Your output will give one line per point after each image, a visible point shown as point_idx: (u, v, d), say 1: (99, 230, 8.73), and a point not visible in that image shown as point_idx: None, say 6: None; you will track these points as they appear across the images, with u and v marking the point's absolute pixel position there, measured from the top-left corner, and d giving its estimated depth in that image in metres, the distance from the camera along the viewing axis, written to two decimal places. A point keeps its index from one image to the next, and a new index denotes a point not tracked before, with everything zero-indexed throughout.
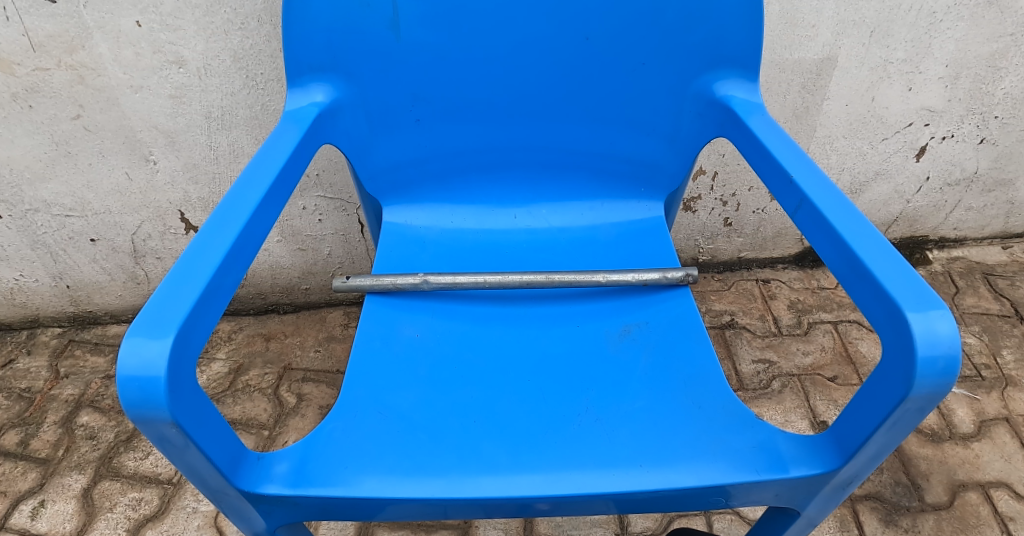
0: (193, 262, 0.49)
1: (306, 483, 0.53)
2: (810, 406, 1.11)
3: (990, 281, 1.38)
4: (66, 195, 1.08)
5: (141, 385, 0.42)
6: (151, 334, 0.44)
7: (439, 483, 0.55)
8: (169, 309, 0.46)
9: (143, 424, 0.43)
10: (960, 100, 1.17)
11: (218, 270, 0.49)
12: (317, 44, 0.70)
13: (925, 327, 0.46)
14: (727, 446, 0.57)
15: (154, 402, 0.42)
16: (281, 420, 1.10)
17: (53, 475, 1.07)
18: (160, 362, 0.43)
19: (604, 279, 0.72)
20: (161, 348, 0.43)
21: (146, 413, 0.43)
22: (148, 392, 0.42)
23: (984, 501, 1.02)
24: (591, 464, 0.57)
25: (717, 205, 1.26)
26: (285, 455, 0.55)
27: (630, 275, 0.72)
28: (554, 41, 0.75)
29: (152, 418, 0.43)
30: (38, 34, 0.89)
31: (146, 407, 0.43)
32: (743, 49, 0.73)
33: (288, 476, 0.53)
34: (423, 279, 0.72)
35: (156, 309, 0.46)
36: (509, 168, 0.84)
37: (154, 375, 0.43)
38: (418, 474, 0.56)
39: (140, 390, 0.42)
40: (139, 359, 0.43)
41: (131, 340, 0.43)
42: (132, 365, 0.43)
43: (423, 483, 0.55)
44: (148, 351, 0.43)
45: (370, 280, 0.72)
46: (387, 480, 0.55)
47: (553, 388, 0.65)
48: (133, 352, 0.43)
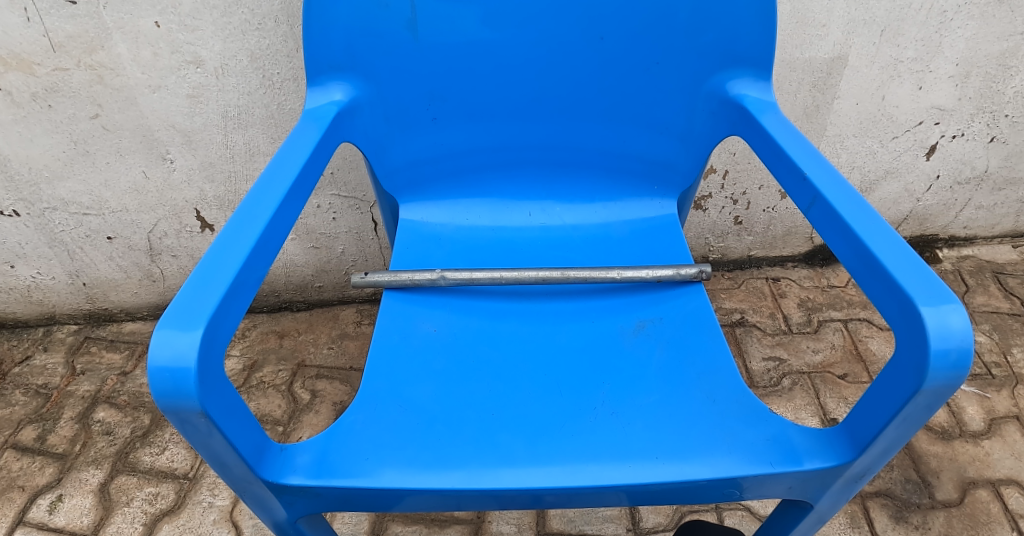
0: (220, 257, 0.50)
1: (328, 474, 0.54)
2: (820, 403, 1.11)
3: (1000, 280, 1.38)
4: (84, 194, 1.10)
5: (172, 375, 0.43)
6: (181, 326, 0.45)
7: (457, 475, 0.56)
8: (197, 302, 0.47)
9: (173, 414, 0.44)
10: (971, 99, 1.18)
11: (244, 265, 0.50)
12: (337, 44, 0.71)
13: (938, 320, 0.46)
14: (741, 439, 0.58)
15: (184, 392, 0.43)
16: (295, 416, 1.11)
17: (71, 470, 1.08)
18: (190, 353, 0.44)
19: (618, 276, 0.73)
20: (190, 340, 0.44)
21: (176, 402, 0.44)
22: (178, 382, 0.43)
23: (994, 498, 1.02)
24: (607, 456, 0.57)
25: (728, 203, 1.26)
26: (307, 447, 0.56)
27: (644, 271, 0.73)
28: (569, 40, 0.76)
29: (182, 408, 0.44)
30: (58, 35, 0.90)
31: (176, 397, 0.44)
32: (756, 48, 0.73)
33: (310, 467, 0.54)
34: (439, 275, 0.73)
35: (186, 302, 0.47)
36: (524, 166, 0.85)
37: (184, 365, 0.44)
38: (437, 466, 0.57)
39: (170, 380, 0.43)
40: (170, 351, 0.44)
41: (163, 332, 0.44)
42: (163, 356, 0.44)
43: (442, 474, 0.56)
44: (179, 342, 0.44)
45: (387, 276, 0.73)
46: (407, 472, 0.56)
47: (568, 382, 0.66)
48: (164, 343, 0.44)
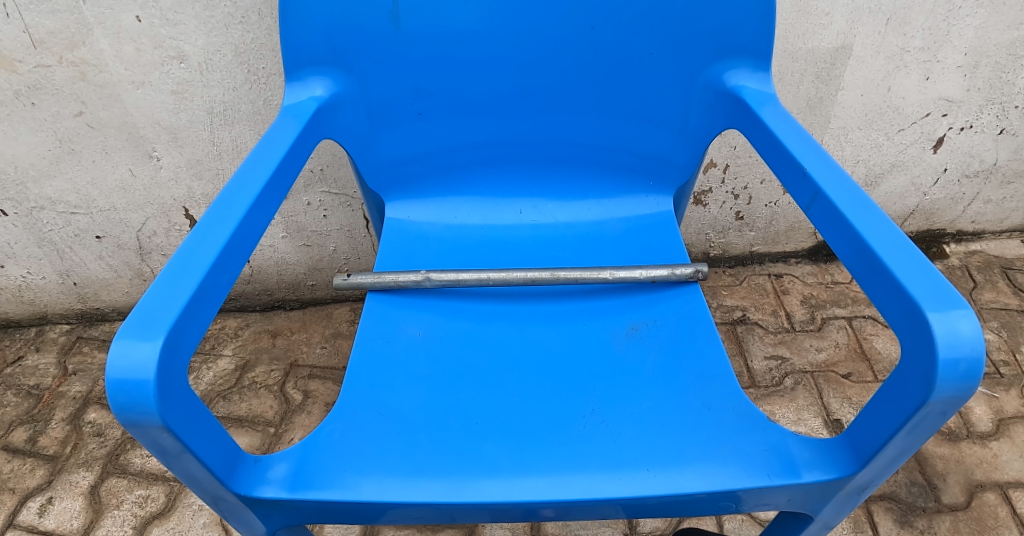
0: (187, 261, 0.48)
1: (304, 486, 0.52)
2: (823, 404, 1.09)
3: (1009, 276, 1.34)
4: (71, 193, 1.08)
5: (129, 389, 0.41)
6: (141, 335, 0.43)
7: (439, 486, 0.54)
8: (160, 309, 0.45)
9: (132, 428, 0.42)
10: (979, 90, 1.14)
11: (211, 269, 0.48)
12: (317, 35, 0.69)
13: (946, 327, 0.44)
14: (737, 449, 0.56)
15: (143, 405, 0.42)
16: (287, 417, 1.09)
17: (61, 472, 1.07)
18: (150, 364, 0.42)
19: (611, 276, 0.71)
20: (151, 350, 0.42)
21: (136, 417, 0.42)
22: (137, 395, 0.41)
23: (1002, 502, 0.99)
24: (596, 466, 0.55)
25: (729, 198, 1.23)
26: (283, 457, 0.55)
27: (637, 271, 0.71)
28: (558, 31, 0.73)
29: (143, 422, 0.42)
30: (38, 31, 0.88)
31: (135, 411, 0.42)
32: (755, 37, 0.70)
33: (286, 479, 0.53)
34: (425, 276, 0.71)
35: (148, 309, 0.45)
36: (515, 162, 0.83)
37: (143, 378, 0.42)
38: (418, 476, 0.55)
39: (130, 394, 0.41)
40: (129, 361, 0.42)
41: (121, 341, 0.42)
42: (121, 367, 0.42)
43: (424, 486, 0.54)
44: (138, 352, 0.42)
45: (372, 277, 0.71)
46: (386, 484, 0.54)
47: (558, 387, 0.64)
48: (123, 353, 0.42)
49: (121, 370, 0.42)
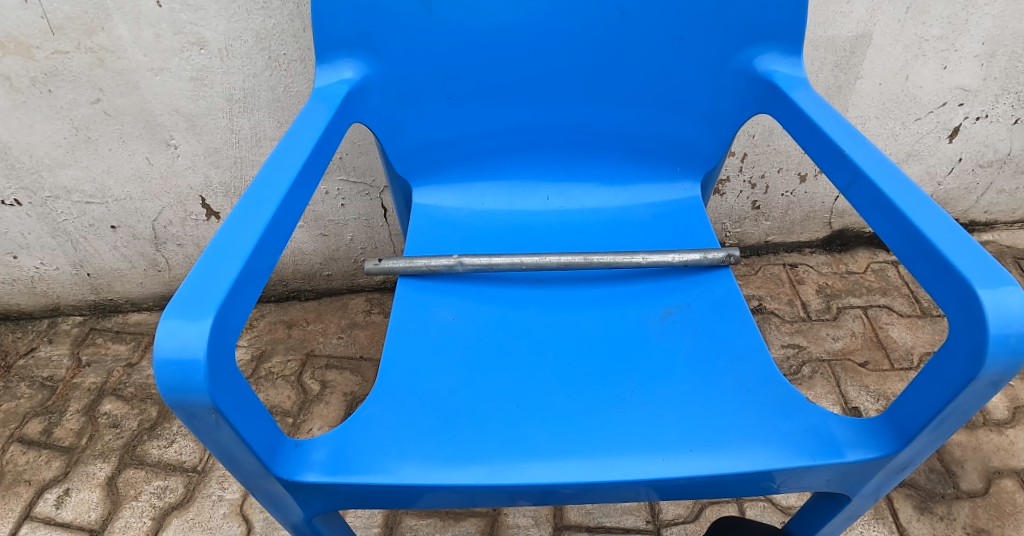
0: (229, 242, 0.48)
1: (345, 470, 0.52)
2: (841, 392, 1.09)
3: (1021, 266, 1.35)
4: (86, 182, 1.07)
5: (178, 369, 0.41)
6: (188, 316, 0.42)
7: (481, 469, 0.54)
8: (206, 289, 0.44)
9: (180, 410, 0.42)
10: (996, 79, 1.14)
11: (254, 250, 0.48)
12: (347, 18, 0.69)
13: (997, 302, 0.44)
14: (778, 431, 0.56)
15: (192, 386, 0.41)
16: (305, 407, 1.09)
17: (78, 463, 1.07)
18: (198, 344, 0.41)
19: (643, 260, 0.71)
20: (198, 330, 0.42)
21: (184, 397, 0.41)
22: (186, 376, 0.41)
23: (1020, 489, 1.00)
24: (638, 449, 0.55)
25: (746, 188, 1.23)
26: (322, 441, 0.54)
27: (669, 256, 0.71)
28: (587, 16, 0.73)
29: (191, 404, 0.42)
30: (56, 16, 0.87)
31: (184, 392, 0.41)
32: (785, 21, 0.71)
33: (326, 463, 0.52)
34: (457, 261, 0.71)
35: (193, 289, 0.44)
36: (540, 148, 0.83)
37: (191, 358, 0.41)
38: (459, 460, 0.54)
39: (178, 374, 0.41)
40: (177, 342, 0.41)
41: (168, 322, 0.42)
42: (168, 348, 0.41)
43: (465, 469, 0.54)
44: (186, 333, 0.42)
45: (403, 262, 0.71)
46: (427, 467, 0.54)
47: (593, 371, 0.63)
48: (170, 334, 0.42)
49: (170, 350, 0.42)
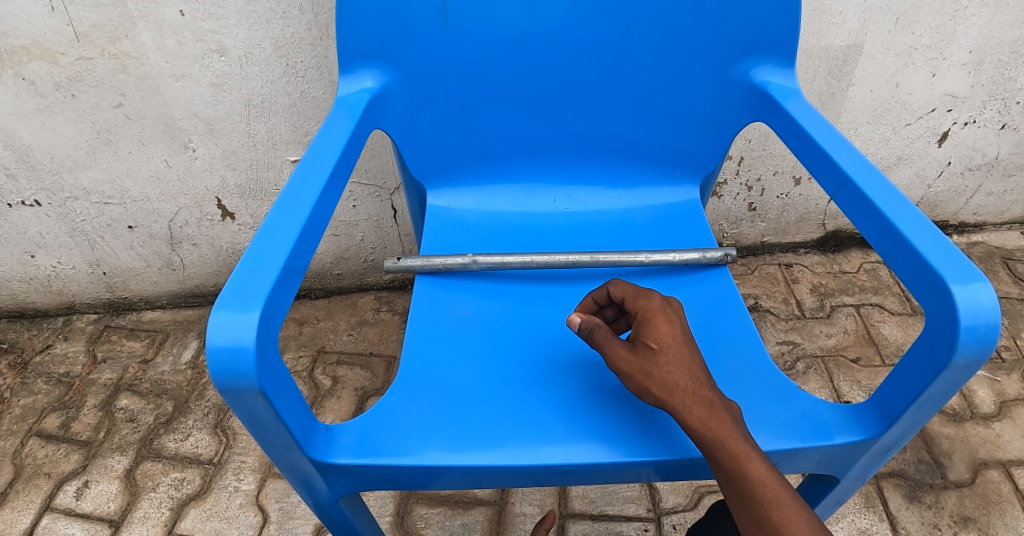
0: (269, 242, 0.53)
1: (373, 453, 0.57)
2: (834, 386, 1.13)
3: (1009, 266, 1.39)
4: (106, 183, 1.10)
5: (229, 357, 0.47)
6: (237, 309, 0.48)
7: (498, 453, 0.58)
8: (251, 285, 0.50)
9: (229, 393, 0.47)
10: (983, 86, 1.19)
11: (293, 249, 0.53)
12: (369, 30, 0.73)
13: (968, 297, 0.49)
14: (773, 416, 0.60)
15: (242, 372, 0.47)
16: (317, 402, 1.12)
17: (96, 456, 1.10)
18: (247, 335, 0.47)
19: (646, 259, 0.75)
20: (246, 322, 0.47)
21: (234, 382, 0.47)
22: (237, 362, 0.47)
23: (1005, 479, 1.04)
24: (642, 433, 0.60)
25: (743, 190, 1.27)
26: (350, 427, 0.59)
27: (670, 255, 0.75)
28: (595, 29, 0.77)
29: (240, 388, 0.47)
30: (83, 24, 0.91)
31: (234, 377, 0.47)
32: (782, 35, 0.75)
33: (354, 446, 0.57)
34: (472, 259, 0.75)
35: (240, 285, 0.50)
36: (549, 152, 0.87)
37: (241, 347, 0.47)
38: (478, 444, 0.59)
39: (229, 361, 0.47)
40: (228, 333, 0.47)
41: (219, 315, 0.47)
42: (221, 338, 0.47)
43: (484, 452, 0.58)
44: (236, 325, 0.47)
45: (420, 260, 0.75)
46: (449, 451, 0.58)
47: (601, 362, 0.68)
48: (222, 326, 0.47)
49: (221, 340, 0.47)
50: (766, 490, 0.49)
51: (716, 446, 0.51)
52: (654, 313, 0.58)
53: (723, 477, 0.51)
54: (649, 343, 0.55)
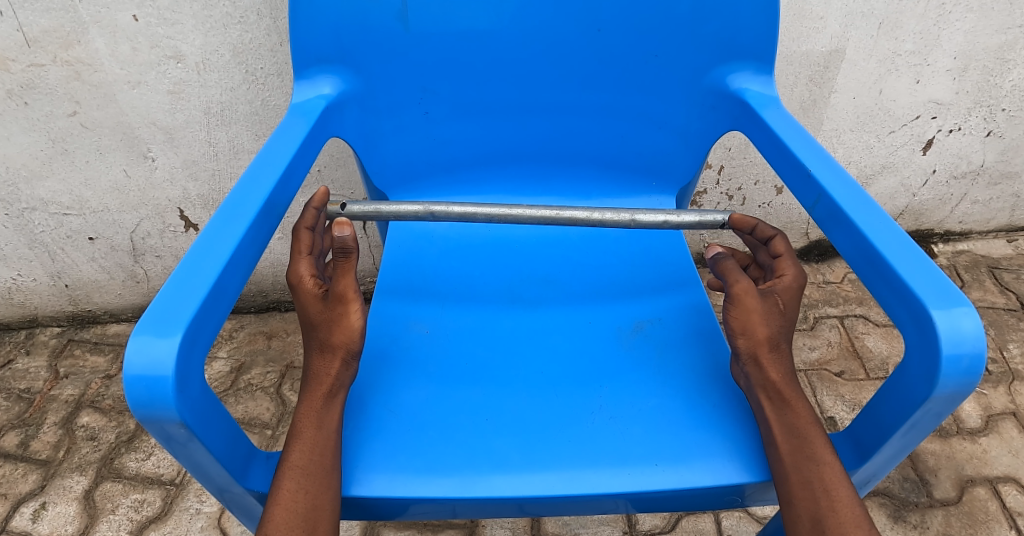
0: (201, 259, 0.50)
1: None
2: (817, 401, 1.10)
3: (995, 275, 1.37)
4: (64, 194, 1.06)
5: (147, 385, 0.43)
6: (158, 333, 0.44)
7: (449, 481, 0.56)
8: (176, 306, 0.46)
9: (149, 424, 0.44)
10: (968, 93, 1.16)
11: (225, 268, 0.50)
12: (326, 35, 0.70)
13: (950, 324, 0.46)
14: (742, 445, 0.58)
15: (161, 401, 0.43)
16: (284, 419, 1.09)
17: (55, 476, 1.06)
18: (167, 361, 0.44)
19: (631, 219, 0.66)
20: (169, 347, 0.44)
21: (153, 412, 0.43)
22: (155, 392, 0.43)
23: (992, 497, 1.02)
24: (605, 462, 0.57)
25: (723, 200, 1.24)
26: None
27: (661, 216, 0.66)
28: (563, 32, 0.74)
29: (160, 418, 0.44)
30: (33, 29, 0.87)
31: (153, 407, 0.43)
32: (758, 40, 0.72)
33: None
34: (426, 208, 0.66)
35: (164, 307, 0.46)
36: (519, 161, 0.84)
37: (162, 373, 0.43)
38: (430, 471, 0.56)
39: (147, 390, 0.43)
40: (147, 358, 0.43)
41: (139, 338, 0.44)
42: (139, 364, 0.43)
43: (434, 481, 0.56)
44: (156, 349, 0.44)
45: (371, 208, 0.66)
46: (397, 479, 0.56)
47: (564, 385, 0.64)
48: (141, 350, 0.44)
49: (140, 366, 0.44)
50: (817, 450, 0.52)
51: (784, 398, 0.55)
52: (793, 275, 0.60)
53: (778, 427, 0.54)
54: (779, 302, 0.59)
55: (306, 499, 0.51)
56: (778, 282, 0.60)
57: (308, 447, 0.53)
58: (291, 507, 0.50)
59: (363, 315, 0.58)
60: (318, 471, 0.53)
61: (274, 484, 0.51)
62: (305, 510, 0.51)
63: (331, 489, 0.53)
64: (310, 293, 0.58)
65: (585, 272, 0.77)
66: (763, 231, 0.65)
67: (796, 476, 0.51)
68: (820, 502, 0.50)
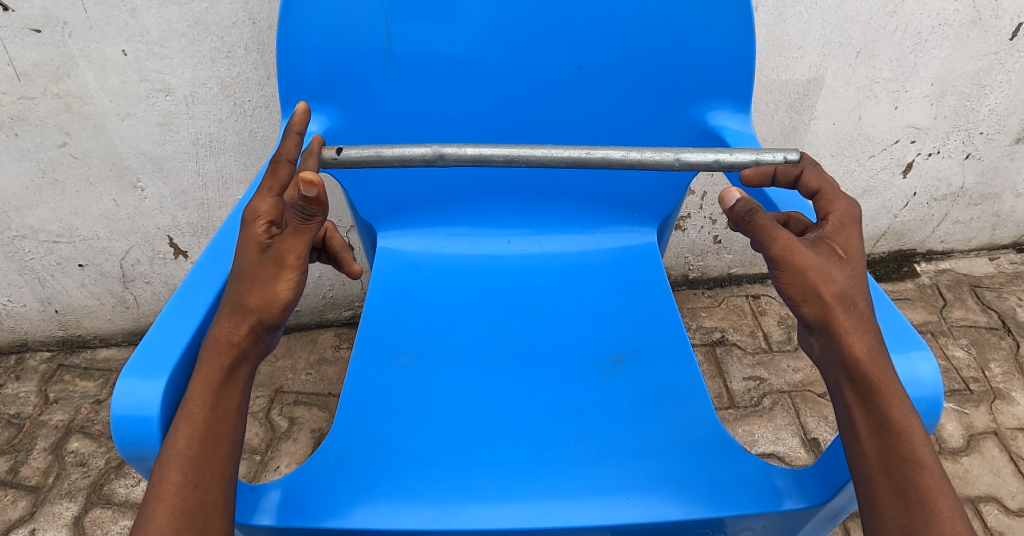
0: (187, 303, 0.55)
1: (297, 514, 0.55)
2: (801, 423, 1.11)
3: (977, 293, 1.39)
4: (54, 222, 1.07)
5: (132, 425, 0.48)
6: (144, 375, 0.49)
7: (428, 513, 0.57)
8: (161, 348, 0.51)
9: (135, 459, 0.49)
10: (946, 117, 1.18)
11: (209, 310, 0.55)
12: (313, 73, 0.72)
13: (909, 368, 0.51)
14: (715, 478, 0.59)
15: (144, 439, 0.48)
16: (273, 444, 1.09)
17: (44, 503, 1.06)
18: (151, 401, 0.48)
19: (676, 159, 0.60)
20: (154, 389, 0.49)
21: (137, 449, 0.48)
22: (139, 430, 0.48)
23: (974, 516, 1.03)
24: (579, 495, 0.59)
25: (706, 224, 1.27)
26: (278, 482, 0.57)
27: (709, 155, 0.59)
28: (546, 71, 0.76)
29: (142, 455, 0.49)
30: (23, 63, 0.88)
31: (136, 444, 0.48)
32: (736, 79, 0.74)
33: (279, 507, 0.55)
34: (436, 152, 0.60)
35: (151, 349, 0.51)
36: (503, 193, 0.86)
37: (147, 413, 0.48)
38: (410, 504, 0.58)
39: (132, 428, 0.48)
40: (133, 399, 0.48)
41: (127, 380, 0.49)
42: (125, 405, 0.48)
43: (413, 514, 0.57)
44: (142, 391, 0.49)
45: (369, 151, 0.60)
46: (378, 511, 0.57)
47: (543, 418, 0.66)
48: (128, 391, 0.48)
49: (128, 406, 0.48)
50: (912, 449, 0.48)
51: (871, 384, 0.50)
52: (845, 213, 0.56)
53: (867, 420, 0.50)
54: (838, 249, 0.54)
55: (195, 495, 0.47)
56: (831, 224, 0.55)
57: (198, 433, 0.48)
58: (175, 503, 0.46)
59: (293, 285, 0.54)
60: (208, 462, 0.49)
61: (159, 475, 0.47)
62: (194, 508, 0.47)
63: (218, 484, 0.49)
64: (255, 240, 0.54)
65: (568, 302, 0.78)
66: (808, 181, 0.59)
67: (886, 480, 0.48)
68: (914, 514, 0.47)
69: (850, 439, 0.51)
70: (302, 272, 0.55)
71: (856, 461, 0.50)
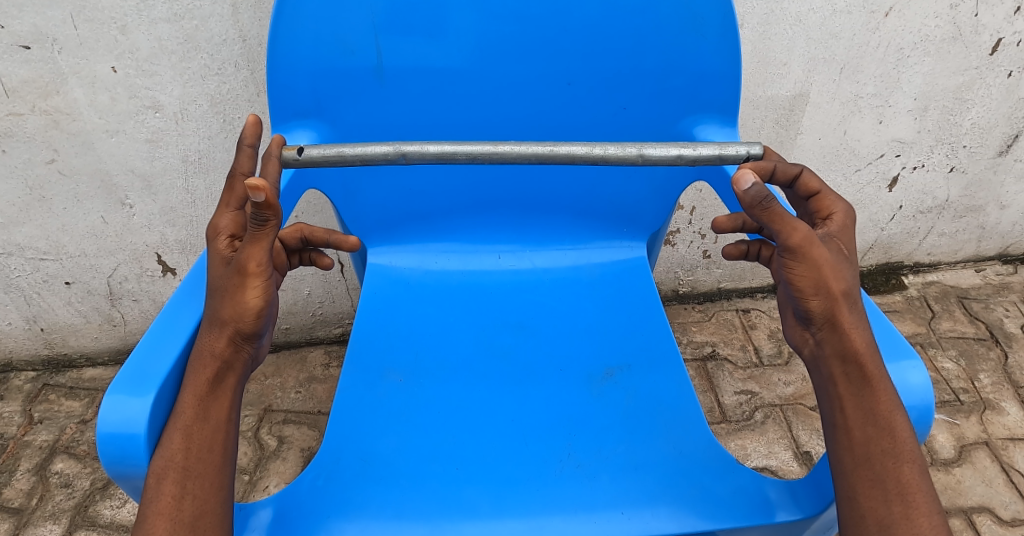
0: (173, 321, 0.54)
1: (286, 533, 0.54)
2: (793, 436, 1.11)
3: (964, 305, 1.40)
4: (40, 239, 1.06)
5: (118, 443, 0.47)
6: (131, 392, 0.48)
7: (420, 529, 0.57)
8: (148, 366, 0.50)
9: (121, 479, 0.48)
10: (929, 131, 1.20)
11: (197, 326, 0.54)
12: (302, 89, 0.72)
13: (899, 376, 0.51)
14: (709, 492, 0.59)
15: (131, 458, 0.47)
16: (261, 464, 1.08)
17: (27, 525, 1.03)
18: (139, 419, 0.48)
19: (639, 154, 0.59)
20: (141, 406, 0.48)
21: (124, 468, 0.47)
22: (126, 449, 0.47)
23: (967, 527, 1.02)
24: (572, 510, 0.58)
25: (696, 238, 1.28)
26: (267, 501, 0.57)
27: (674, 150, 0.59)
28: (535, 89, 0.77)
29: (129, 474, 0.48)
30: (11, 80, 0.88)
31: (123, 463, 0.47)
32: (722, 95, 0.75)
33: (269, 525, 0.55)
34: (397, 150, 0.60)
35: (137, 367, 0.50)
36: (493, 208, 0.86)
37: (134, 431, 0.47)
38: (401, 521, 0.57)
39: (118, 447, 0.47)
40: (120, 417, 0.47)
41: (113, 397, 0.48)
42: (112, 423, 0.47)
43: (406, 530, 0.57)
44: (129, 408, 0.48)
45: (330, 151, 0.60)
46: (369, 528, 0.56)
47: (535, 434, 0.65)
48: (114, 409, 0.48)
49: (114, 424, 0.47)
50: (895, 443, 0.49)
51: (866, 375, 0.51)
52: (845, 216, 0.58)
53: (855, 412, 0.51)
54: (843, 248, 0.55)
55: (193, 506, 0.47)
56: (834, 226, 0.57)
57: (192, 446, 0.49)
58: (174, 516, 0.46)
59: (261, 292, 0.53)
60: (204, 472, 0.49)
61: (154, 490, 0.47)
62: (192, 519, 0.47)
63: (218, 494, 0.49)
64: (219, 255, 0.54)
65: (559, 317, 0.78)
66: (807, 181, 0.60)
67: (867, 473, 0.49)
68: (894, 508, 0.47)
69: (834, 430, 0.52)
70: (268, 278, 0.53)
71: (838, 453, 0.50)
